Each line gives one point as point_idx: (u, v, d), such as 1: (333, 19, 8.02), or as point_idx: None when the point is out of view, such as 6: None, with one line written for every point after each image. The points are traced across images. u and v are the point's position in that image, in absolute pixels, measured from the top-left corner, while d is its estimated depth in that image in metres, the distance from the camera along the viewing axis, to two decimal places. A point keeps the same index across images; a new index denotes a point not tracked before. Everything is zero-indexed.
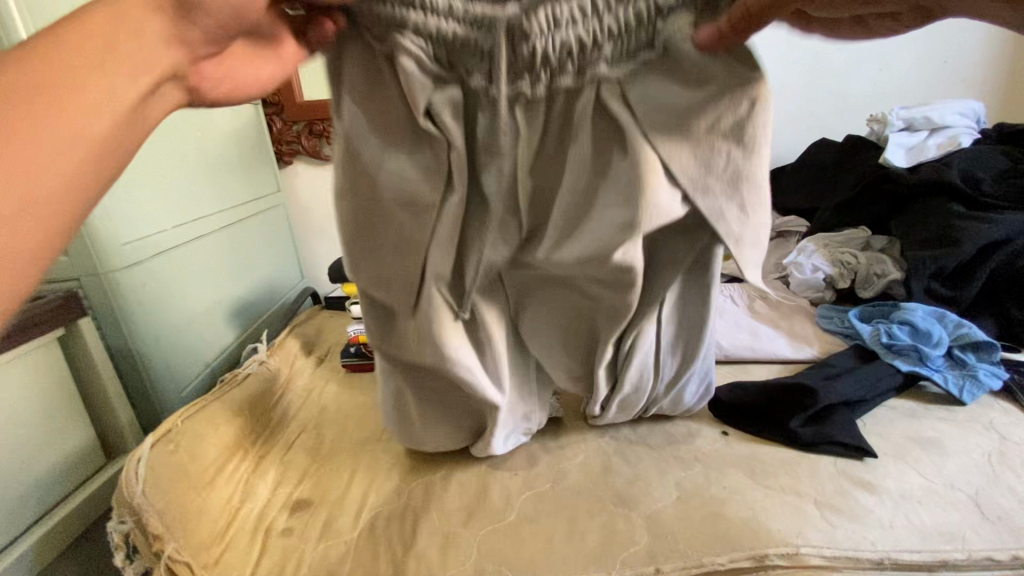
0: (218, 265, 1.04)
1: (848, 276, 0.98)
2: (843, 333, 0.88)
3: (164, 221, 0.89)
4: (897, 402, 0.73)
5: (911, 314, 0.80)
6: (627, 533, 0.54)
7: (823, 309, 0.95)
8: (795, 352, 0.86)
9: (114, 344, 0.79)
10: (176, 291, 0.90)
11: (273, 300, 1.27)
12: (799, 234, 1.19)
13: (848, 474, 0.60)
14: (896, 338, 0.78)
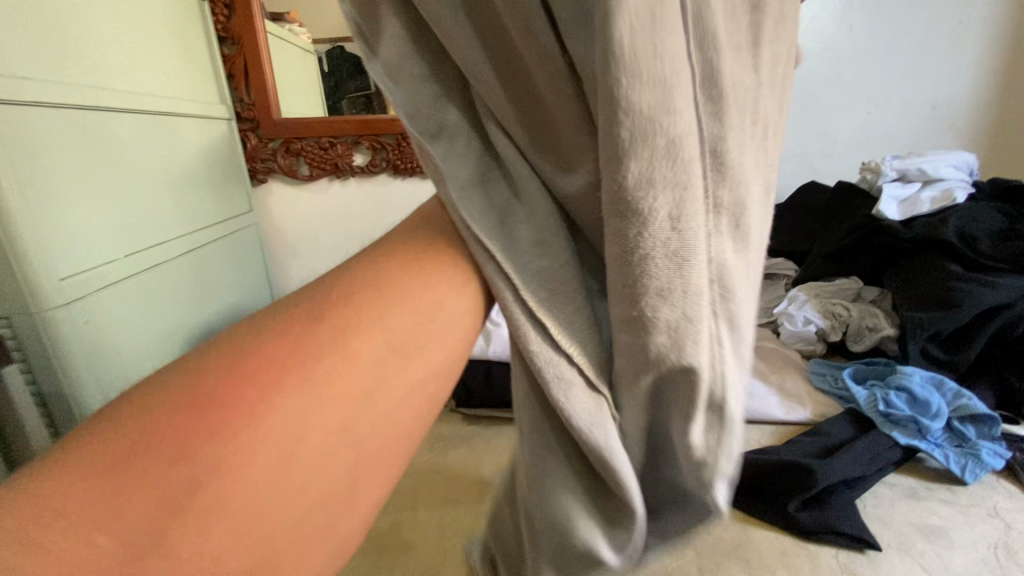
0: (177, 296, 0.96)
1: (840, 328, 0.95)
2: (837, 395, 0.83)
3: (112, 249, 0.82)
4: (896, 478, 0.70)
5: (908, 380, 0.77)
6: None
7: (816, 364, 0.91)
8: (788, 413, 0.82)
9: (47, 388, 0.71)
10: (126, 326, 0.82)
11: (240, 328, 1.19)
12: (788, 278, 1.17)
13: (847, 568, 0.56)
14: (894, 407, 0.74)
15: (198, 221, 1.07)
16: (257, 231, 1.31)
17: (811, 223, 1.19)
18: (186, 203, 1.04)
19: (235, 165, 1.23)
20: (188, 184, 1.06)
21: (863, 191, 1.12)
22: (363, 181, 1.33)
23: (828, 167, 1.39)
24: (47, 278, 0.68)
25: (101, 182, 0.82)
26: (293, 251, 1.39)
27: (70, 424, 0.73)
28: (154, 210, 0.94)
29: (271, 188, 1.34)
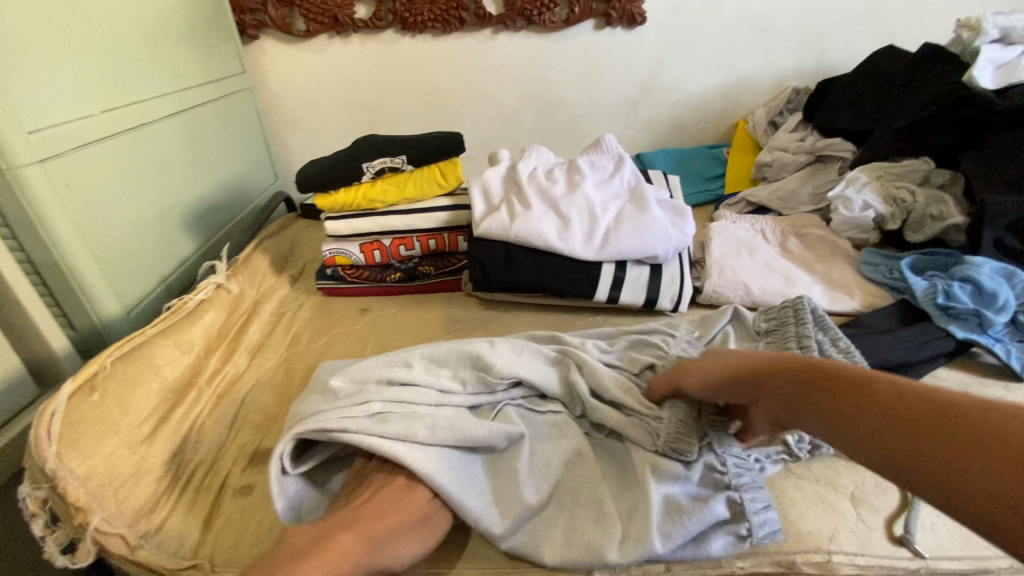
0: (169, 163, 0.88)
1: (900, 216, 0.86)
2: (889, 285, 0.77)
3: (86, 102, 0.72)
4: (945, 371, 0.65)
5: (975, 271, 0.70)
6: None
7: (868, 254, 0.83)
8: (833, 303, 0.75)
9: (36, 256, 0.66)
10: (114, 193, 0.75)
11: (243, 206, 1.12)
12: (842, 161, 1.05)
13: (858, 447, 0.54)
14: (955, 300, 0.68)
15: (182, 78, 0.95)
16: (252, 97, 1.18)
17: (880, 95, 1.04)
18: (166, 57, 0.91)
19: (220, 15, 1.07)
20: (165, 31, 0.92)
21: (953, 55, 0.96)
22: (367, 39, 1.17)
23: (901, 31, 1.21)
24: (11, 131, 0.60)
25: (60, 21, 0.70)
26: (295, 124, 1.28)
27: (69, 296, 0.69)
28: (130, 62, 0.82)
29: (264, 47, 1.19)
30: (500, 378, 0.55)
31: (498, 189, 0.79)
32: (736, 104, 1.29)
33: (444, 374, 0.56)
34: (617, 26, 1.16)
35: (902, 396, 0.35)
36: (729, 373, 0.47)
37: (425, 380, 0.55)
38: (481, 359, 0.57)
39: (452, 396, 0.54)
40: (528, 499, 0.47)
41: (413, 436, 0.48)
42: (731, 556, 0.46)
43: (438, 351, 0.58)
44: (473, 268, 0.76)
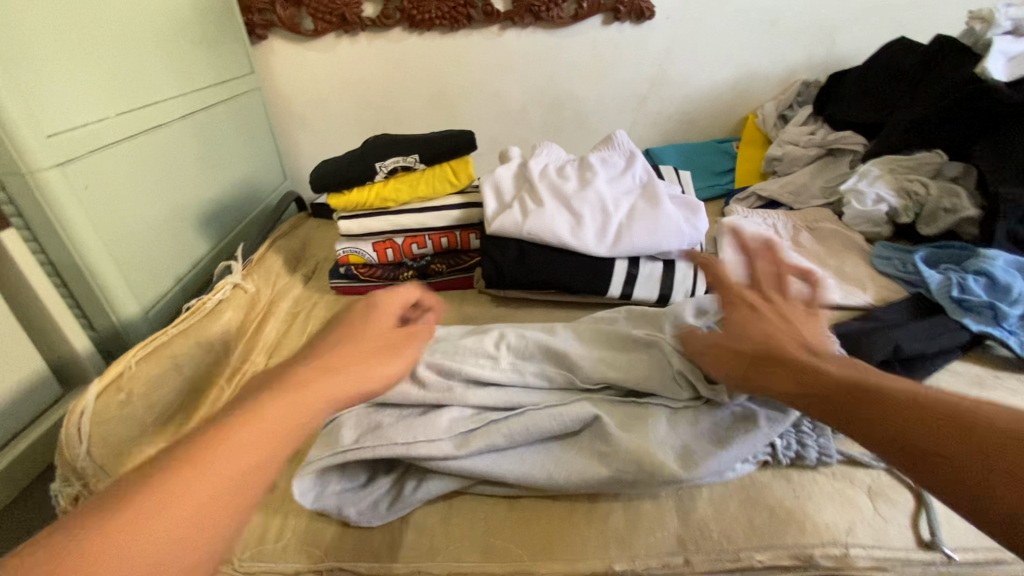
0: (182, 163, 0.89)
1: (913, 209, 0.86)
2: (902, 279, 0.76)
3: (102, 106, 0.73)
4: (961, 365, 0.65)
5: (990, 264, 0.70)
6: (653, 517, 0.49)
7: (880, 248, 0.83)
8: (846, 297, 0.75)
9: (57, 258, 0.67)
10: (130, 195, 0.76)
11: (254, 205, 1.13)
12: (853, 154, 1.04)
13: (846, 450, 0.54)
14: (969, 293, 0.68)
15: (194, 80, 0.96)
16: (261, 97, 1.19)
17: (892, 86, 1.04)
18: (177, 58, 0.92)
19: (229, 15, 1.08)
20: (176, 33, 0.92)
21: (965, 47, 0.96)
22: (374, 37, 1.18)
23: (913, 22, 1.20)
24: (30, 135, 0.61)
25: (75, 25, 0.70)
26: (304, 123, 1.29)
27: (90, 297, 0.70)
28: (142, 64, 0.83)
29: (273, 47, 1.19)
30: (590, 380, 0.56)
31: (510, 187, 0.79)
32: (745, 97, 1.29)
33: (525, 368, 0.57)
34: (625, 20, 1.16)
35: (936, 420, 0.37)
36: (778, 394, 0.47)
37: (507, 379, 0.56)
38: (560, 350, 0.58)
39: (539, 393, 0.56)
40: (606, 471, 0.49)
41: (495, 445, 0.51)
42: (749, 549, 0.46)
43: (524, 348, 0.59)
44: (486, 266, 0.76)
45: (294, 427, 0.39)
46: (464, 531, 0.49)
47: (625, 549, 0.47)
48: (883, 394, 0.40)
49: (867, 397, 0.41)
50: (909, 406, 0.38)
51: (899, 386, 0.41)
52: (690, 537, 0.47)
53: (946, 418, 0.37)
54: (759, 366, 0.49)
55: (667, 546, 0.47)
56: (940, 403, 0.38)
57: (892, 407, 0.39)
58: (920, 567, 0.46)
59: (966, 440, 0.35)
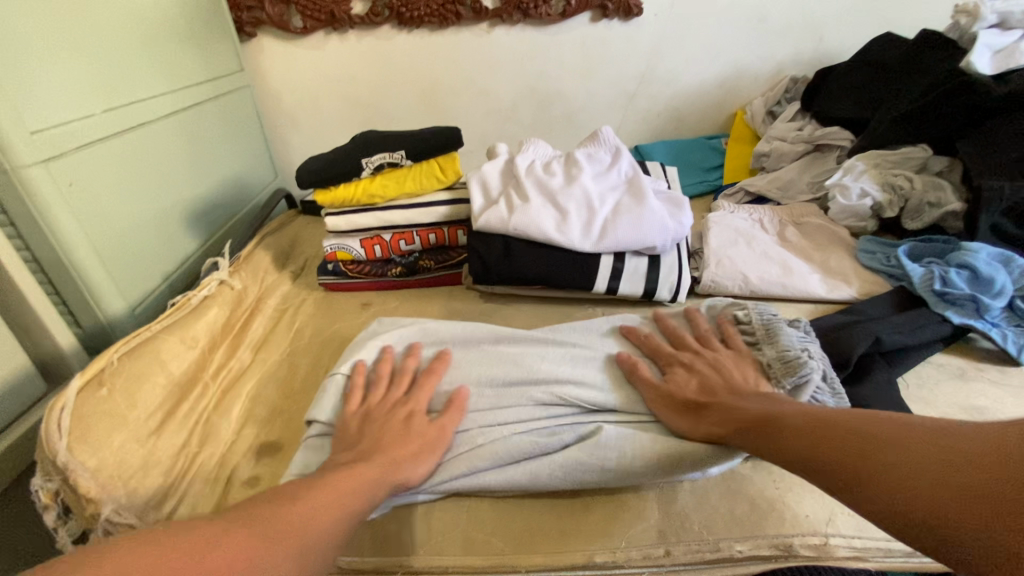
0: (169, 161, 0.89)
1: (898, 203, 0.87)
2: (887, 272, 0.77)
3: (87, 103, 0.73)
4: (943, 357, 0.66)
5: (972, 257, 0.70)
6: (635, 509, 0.49)
7: (865, 242, 0.83)
8: (830, 291, 0.76)
9: (42, 256, 0.67)
10: (116, 193, 0.76)
11: (243, 203, 1.13)
12: (840, 149, 1.05)
13: None
14: (952, 286, 0.68)
15: (182, 77, 0.96)
16: (250, 94, 1.19)
17: (878, 82, 1.04)
18: (163, 55, 0.92)
19: (217, 12, 1.07)
20: (163, 30, 0.92)
21: (950, 43, 0.96)
22: (364, 34, 1.17)
23: (899, 17, 1.20)
24: (14, 133, 0.60)
25: (58, 22, 0.70)
26: (293, 121, 1.29)
27: (74, 293, 0.70)
28: (127, 61, 0.83)
29: (262, 44, 1.19)
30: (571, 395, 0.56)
31: (497, 183, 0.79)
32: (734, 93, 1.29)
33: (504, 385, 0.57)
34: (613, 17, 1.16)
35: (847, 442, 0.37)
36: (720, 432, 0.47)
37: (487, 398, 0.56)
38: (538, 367, 0.58)
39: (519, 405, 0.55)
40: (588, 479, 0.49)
41: (475, 462, 0.50)
42: (730, 539, 0.47)
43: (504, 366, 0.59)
44: (473, 261, 0.76)
45: (320, 521, 0.39)
46: (448, 525, 0.49)
47: (608, 541, 0.47)
48: (796, 427, 0.41)
49: (774, 433, 0.42)
50: (811, 432, 0.40)
51: (800, 415, 0.42)
52: (671, 528, 0.48)
53: (870, 440, 0.36)
54: (674, 408, 0.52)
55: (649, 537, 0.47)
56: (832, 426, 0.39)
57: (800, 436, 0.40)
58: (898, 556, 0.46)
59: (868, 457, 0.35)
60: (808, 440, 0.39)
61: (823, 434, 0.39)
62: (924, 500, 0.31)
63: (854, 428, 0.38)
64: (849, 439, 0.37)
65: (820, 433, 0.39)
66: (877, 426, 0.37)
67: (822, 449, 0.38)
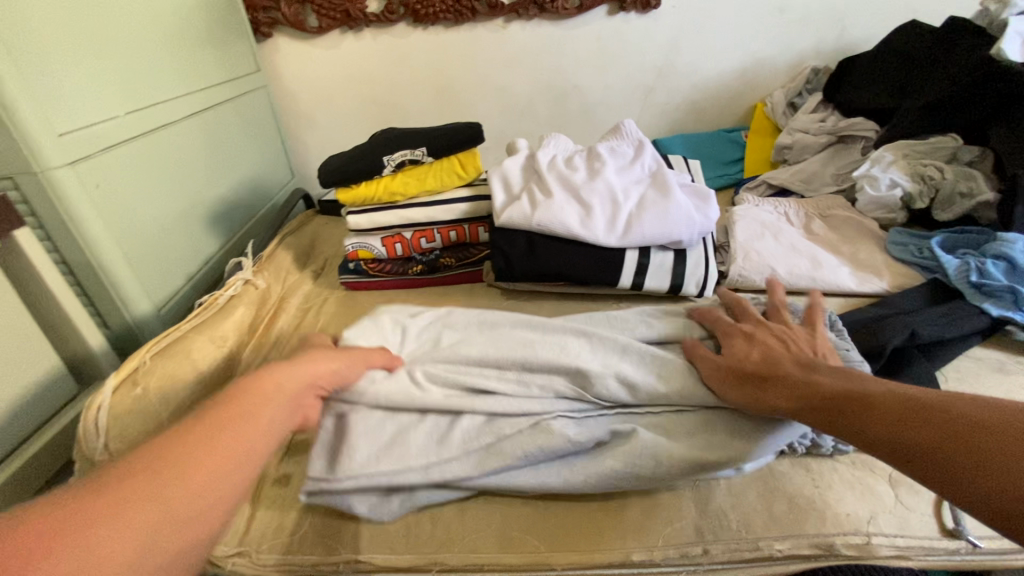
0: (190, 161, 0.89)
1: (928, 194, 0.84)
2: (919, 265, 0.75)
3: (111, 104, 0.73)
4: (979, 351, 0.64)
5: (1009, 247, 0.69)
6: (671, 507, 0.48)
7: (896, 234, 0.81)
8: (861, 284, 0.74)
9: (71, 258, 0.68)
10: (140, 193, 0.76)
11: (262, 203, 1.14)
12: (865, 140, 1.03)
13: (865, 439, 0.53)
14: (989, 277, 0.67)
15: (201, 78, 0.97)
16: (267, 94, 1.19)
17: (904, 72, 1.02)
18: (183, 55, 0.92)
19: (235, 13, 1.08)
20: (182, 31, 0.92)
21: (977, 29, 0.94)
22: (380, 33, 1.17)
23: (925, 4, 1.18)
24: (42, 135, 0.61)
25: (82, 24, 0.70)
26: (310, 120, 1.29)
27: (103, 295, 0.70)
28: (147, 61, 0.83)
29: (279, 45, 1.19)
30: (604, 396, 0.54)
31: (519, 178, 0.79)
32: (753, 85, 1.27)
33: (532, 381, 0.55)
34: (630, 10, 1.15)
35: (947, 418, 0.36)
36: (788, 398, 0.46)
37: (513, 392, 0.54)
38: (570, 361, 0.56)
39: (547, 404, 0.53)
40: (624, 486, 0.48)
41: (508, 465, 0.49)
42: (769, 538, 0.46)
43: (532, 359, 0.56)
44: (496, 259, 0.76)
45: (200, 506, 0.35)
46: (481, 522, 0.49)
47: (644, 539, 0.47)
48: (874, 407, 0.40)
49: (861, 407, 0.40)
50: (903, 403, 0.39)
51: (890, 391, 0.41)
52: (708, 527, 0.47)
53: (971, 424, 0.35)
54: (737, 381, 0.51)
55: (686, 536, 0.47)
56: (933, 404, 0.38)
57: (879, 414, 0.39)
58: (942, 555, 0.45)
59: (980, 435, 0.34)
60: (900, 412, 0.38)
61: (919, 409, 0.38)
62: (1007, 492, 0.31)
63: (959, 406, 0.37)
64: (954, 415, 0.36)
65: (915, 407, 0.38)
66: (970, 412, 0.36)
67: (916, 419, 0.37)
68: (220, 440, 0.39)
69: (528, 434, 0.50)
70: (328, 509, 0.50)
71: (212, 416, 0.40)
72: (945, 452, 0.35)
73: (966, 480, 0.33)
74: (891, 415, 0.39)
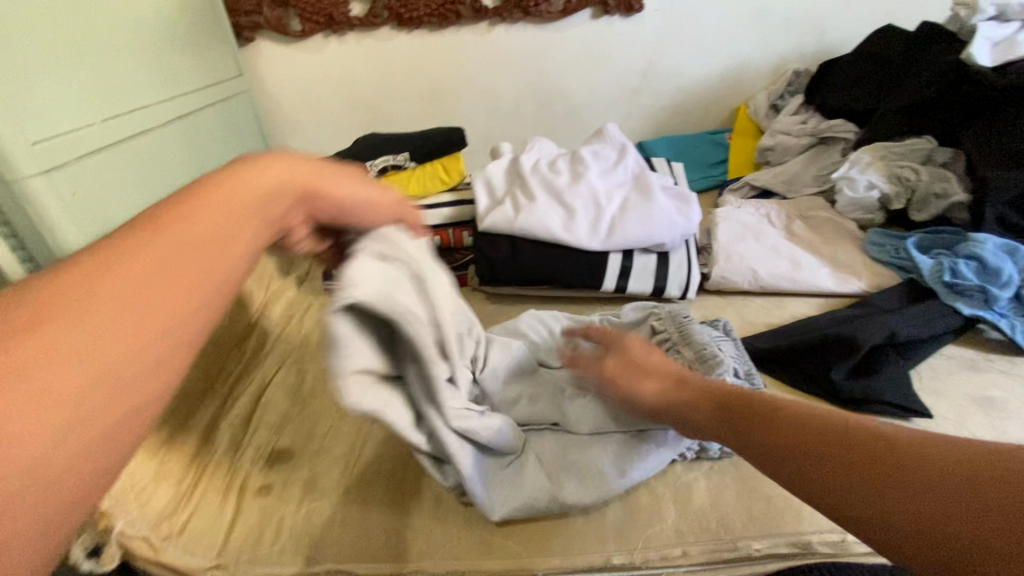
0: (170, 168, 0.88)
1: (904, 195, 0.86)
2: (896, 265, 0.76)
3: (87, 112, 0.72)
4: (955, 349, 0.65)
5: (980, 248, 0.70)
6: (651, 509, 0.49)
7: (874, 234, 0.82)
8: (840, 285, 0.75)
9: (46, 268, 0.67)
10: (118, 201, 0.75)
11: None
12: (845, 141, 1.04)
13: None
14: (960, 277, 0.68)
15: (181, 84, 0.96)
16: (250, 99, 1.18)
17: (882, 74, 1.04)
18: (161, 60, 0.91)
19: (216, 17, 1.07)
20: (161, 36, 0.92)
21: (950, 37, 0.96)
22: (363, 36, 1.17)
23: (903, 7, 1.19)
24: (15, 142, 0.60)
25: (56, 31, 0.69)
26: (294, 124, 1.28)
27: None
28: (123, 66, 0.82)
29: (261, 49, 1.18)
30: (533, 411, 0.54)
31: (502, 182, 0.79)
32: (737, 88, 1.29)
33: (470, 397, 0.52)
34: (614, 14, 1.16)
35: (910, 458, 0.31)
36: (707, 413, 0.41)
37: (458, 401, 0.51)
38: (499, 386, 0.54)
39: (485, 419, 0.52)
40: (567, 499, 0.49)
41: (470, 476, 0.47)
42: (747, 538, 0.46)
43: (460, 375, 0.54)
44: (480, 263, 0.76)
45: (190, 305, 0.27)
46: (464, 525, 0.49)
47: (624, 542, 0.47)
48: (853, 438, 0.34)
49: (794, 431, 0.36)
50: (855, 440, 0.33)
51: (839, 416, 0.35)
52: (687, 529, 0.47)
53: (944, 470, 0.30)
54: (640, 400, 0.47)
55: (665, 538, 0.47)
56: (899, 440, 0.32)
57: (847, 450, 0.33)
58: None
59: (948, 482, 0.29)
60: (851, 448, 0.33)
61: (873, 446, 0.32)
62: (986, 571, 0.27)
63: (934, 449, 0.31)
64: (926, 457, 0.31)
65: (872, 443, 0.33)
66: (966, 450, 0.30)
67: (873, 452, 0.32)
68: (207, 233, 0.29)
69: (476, 416, 0.48)
70: (308, 518, 0.49)
71: (194, 208, 0.30)
72: (903, 501, 0.30)
73: (935, 553, 0.29)
74: (837, 451, 0.33)
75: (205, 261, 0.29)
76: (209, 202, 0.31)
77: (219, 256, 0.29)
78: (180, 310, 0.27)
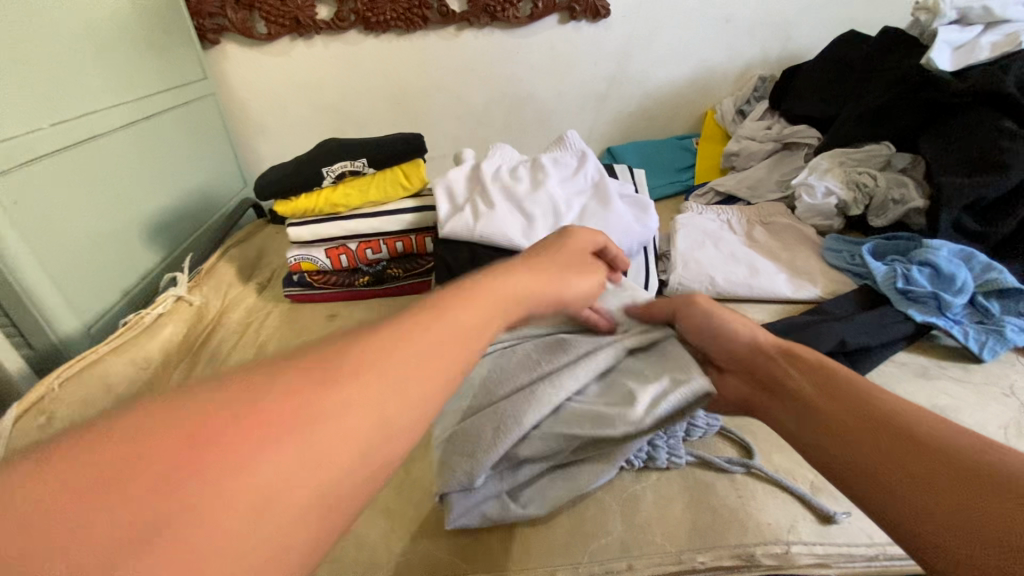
0: (126, 174, 0.86)
1: (863, 201, 0.87)
2: (852, 271, 0.77)
3: (33, 117, 0.70)
4: (906, 356, 0.66)
5: (934, 254, 0.71)
6: (598, 522, 0.49)
7: (831, 240, 0.83)
8: (797, 291, 0.76)
9: None
10: (67, 209, 0.73)
11: (210, 214, 1.11)
12: (808, 147, 1.06)
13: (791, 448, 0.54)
14: (914, 283, 0.69)
15: (139, 88, 0.93)
16: (215, 102, 1.17)
17: (843, 80, 1.05)
18: (117, 64, 0.89)
19: (177, 19, 1.05)
20: (117, 39, 0.89)
21: (912, 40, 0.97)
22: (331, 40, 1.16)
23: (864, 14, 1.22)
24: None
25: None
26: (261, 127, 1.26)
27: (22, 315, 0.67)
28: (74, 70, 0.79)
29: (225, 51, 1.16)
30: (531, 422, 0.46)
31: (462, 189, 0.78)
32: (705, 92, 1.30)
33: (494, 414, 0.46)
34: (582, 20, 1.16)
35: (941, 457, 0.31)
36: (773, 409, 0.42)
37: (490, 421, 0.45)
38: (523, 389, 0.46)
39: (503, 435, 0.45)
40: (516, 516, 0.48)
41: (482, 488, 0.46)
42: (692, 551, 0.46)
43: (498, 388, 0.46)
44: (439, 270, 0.75)
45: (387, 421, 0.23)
46: (410, 544, 0.48)
47: (569, 556, 0.46)
48: (892, 425, 0.35)
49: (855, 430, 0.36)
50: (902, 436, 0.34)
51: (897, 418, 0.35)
52: (633, 542, 0.47)
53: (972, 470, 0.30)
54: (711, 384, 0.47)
55: (611, 551, 0.47)
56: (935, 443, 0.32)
57: (916, 450, 0.33)
58: (860, 562, 0.46)
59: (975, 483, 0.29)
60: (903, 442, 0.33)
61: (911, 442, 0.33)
62: (994, 568, 0.26)
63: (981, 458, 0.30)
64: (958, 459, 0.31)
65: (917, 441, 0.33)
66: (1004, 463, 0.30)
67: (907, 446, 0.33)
68: (404, 340, 0.26)
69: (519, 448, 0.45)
70: None
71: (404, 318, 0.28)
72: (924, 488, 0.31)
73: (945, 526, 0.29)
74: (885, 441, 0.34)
75: (411, 368, 0.25)
76: (416, 314, 0.28)
77: (435, 356, 0.27)
78: (374, 423, 0.23)
